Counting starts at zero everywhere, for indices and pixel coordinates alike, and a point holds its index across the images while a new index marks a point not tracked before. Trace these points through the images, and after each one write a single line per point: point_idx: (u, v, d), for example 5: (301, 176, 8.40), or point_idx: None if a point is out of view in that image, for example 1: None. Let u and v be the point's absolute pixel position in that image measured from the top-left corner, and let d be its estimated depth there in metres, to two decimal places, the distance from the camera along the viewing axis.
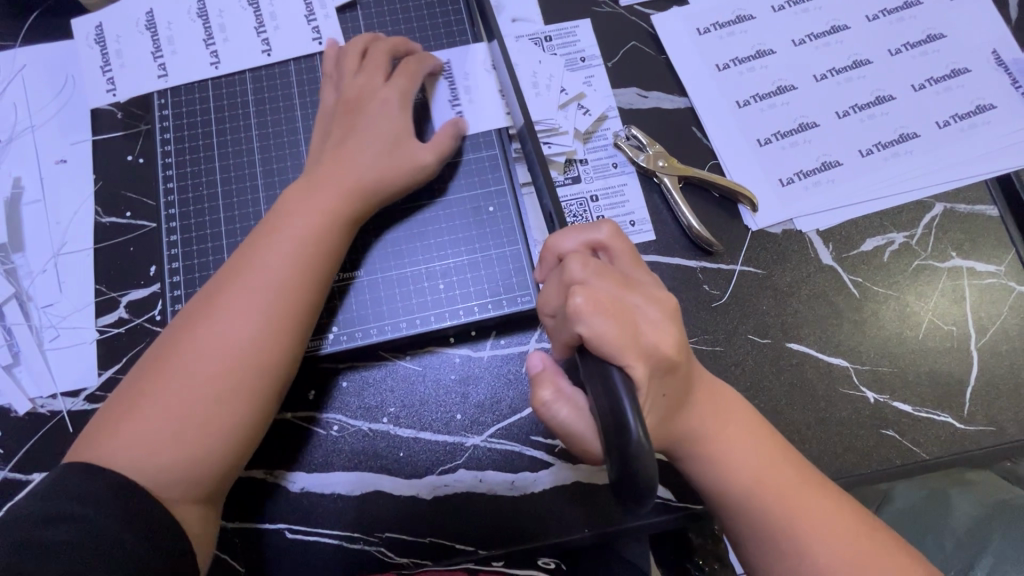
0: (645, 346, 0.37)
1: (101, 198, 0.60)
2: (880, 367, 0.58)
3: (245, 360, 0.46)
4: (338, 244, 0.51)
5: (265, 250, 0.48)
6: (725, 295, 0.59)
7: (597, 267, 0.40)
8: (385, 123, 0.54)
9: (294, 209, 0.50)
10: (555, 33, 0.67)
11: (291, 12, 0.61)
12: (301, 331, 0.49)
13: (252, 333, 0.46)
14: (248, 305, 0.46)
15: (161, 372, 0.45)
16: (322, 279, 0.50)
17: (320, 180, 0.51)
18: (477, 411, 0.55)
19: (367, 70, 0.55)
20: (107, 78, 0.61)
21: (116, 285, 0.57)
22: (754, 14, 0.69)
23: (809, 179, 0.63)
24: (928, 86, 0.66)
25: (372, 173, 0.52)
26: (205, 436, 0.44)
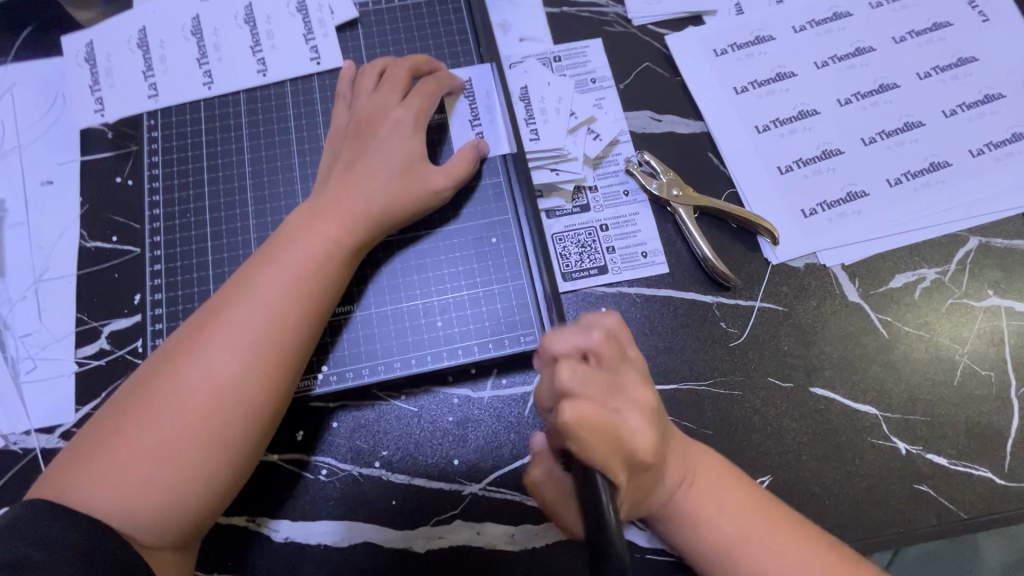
0: (627, 460, 0.34)
1: (87, 222, 0.57)
2: (911, 416, 0.53)
3: (233, 396, 0.41)
4: (341, 271, 0.47)
5: (263, 273, 0.44)
6: (743, 333, 0.55)
7: (586, 375, 0.35)
8: (397, 146, 0.51)
9: (297, 231, 0.46)
10: (564, 54, 0.64)
11: (289, 31, 0.59)
12: (297, 364, 0.44)
13: (243, 366, 0.42)
14: (243, 333, 0.42)
15: (140, 403, 0.40)
16: (323, 308, 0.46)
17: (326, 203, 0.48)
18: (476, 456, 0.51)
19: (383, 90, 0.53)
20: (97, 98, 0.58)
21: (99, 314, 0.54)
22: (774, 34, 0.66)
23: (834, 211, 0.59)
24: (959, 112, 0.62)
25: (382, 200, 0.49)
26: (184, 478, 0.40)
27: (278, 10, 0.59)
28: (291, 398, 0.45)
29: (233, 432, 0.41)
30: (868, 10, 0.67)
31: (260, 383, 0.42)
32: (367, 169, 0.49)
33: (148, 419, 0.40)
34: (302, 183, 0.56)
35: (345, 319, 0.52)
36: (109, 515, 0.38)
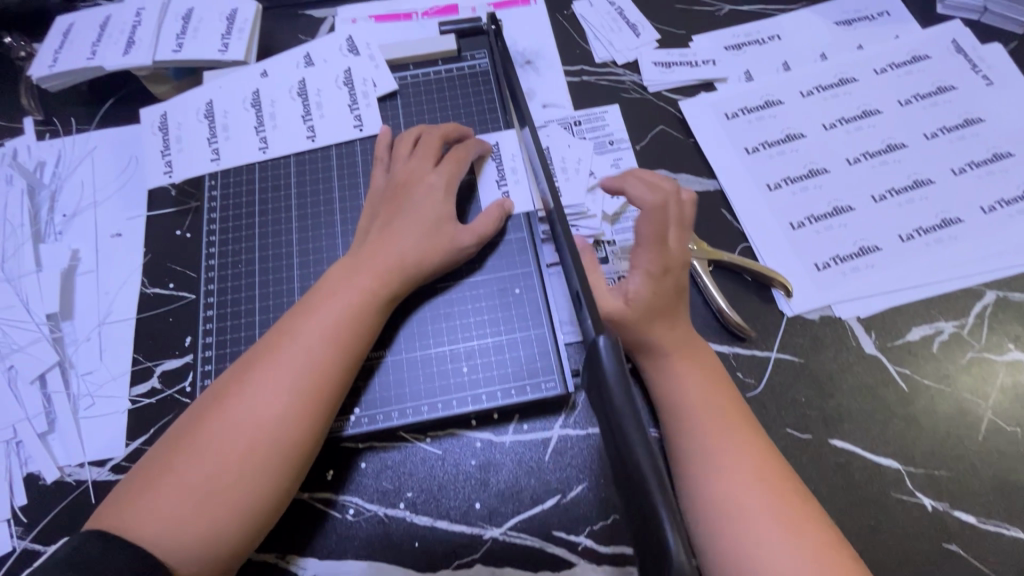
0: (668, 283, 0.52)
1: (149, 270, 0.63)
2: (936, 470, 0.53)
3: (273, 434, 0.44)
4: (376, 318, 0.51)
5: (307, 320, 0.49)
6: (760, 384, 0.56)
7: (682, 215, 0.54)
8: (430, 207, 0.55)
9: (337, 283, 0.51)
10: (584, 118, 0.69)
11: (336, 102, 0.66)
12: (332, 407, 0.47)
13: (284, 406, 0.45)
14: (286, 375, 0.46)
15: (190, 439, 0.44)
16: (358, 354, 0.49)
17: (365, 257, 0.52)
18: (497, 500, 0.52)
19: (418, 155, 0.58)
20: (166, 161, 0.66)
21: (153, 355, 0.59)
22: (783, 98, 0.70)
23: (847, 265, 0.61)
24: (969, 170, 0.64)
25: (417, 258, 0.53)
26: (225, 512, 0.42)
27: (327, 83, 0.67)
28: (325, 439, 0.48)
29: (272, 471, 0.44)
30: (873, 75, 0.71)
31: (298, 424, 0.45)
32: (402, 228, 0.54)
33: (196, 455, 0.43)
34: (343, 237, 0.61)
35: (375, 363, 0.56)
36: (155, 546, 0.41)
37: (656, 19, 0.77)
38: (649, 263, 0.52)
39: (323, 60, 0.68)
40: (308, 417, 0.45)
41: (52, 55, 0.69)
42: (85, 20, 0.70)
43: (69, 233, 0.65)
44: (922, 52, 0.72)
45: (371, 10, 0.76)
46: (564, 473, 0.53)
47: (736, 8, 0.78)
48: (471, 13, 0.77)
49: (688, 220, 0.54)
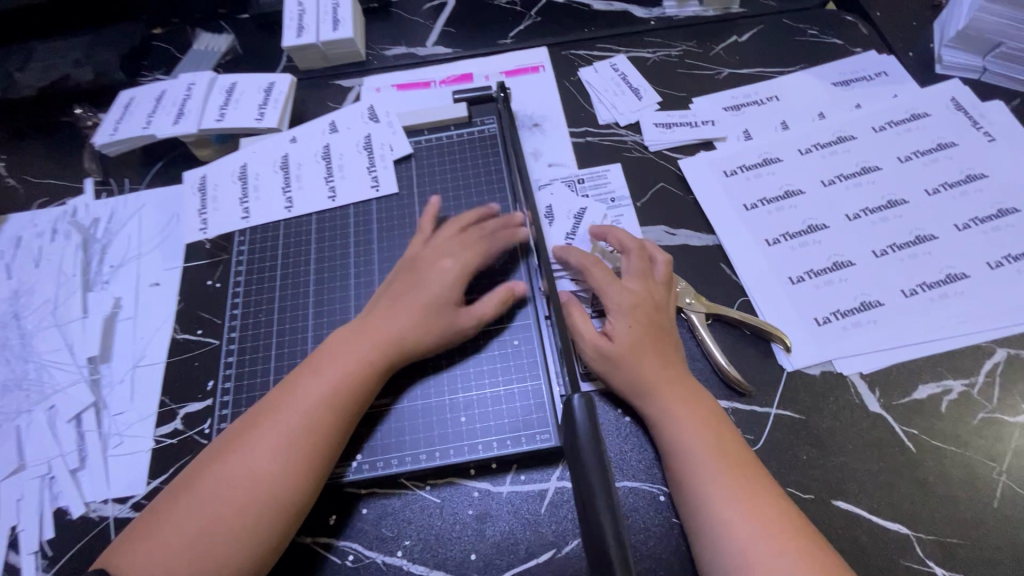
0: (636, 324, 0.56)
1: (181, 318, 0.68)
2: (948, 537, 0.51)
3: (264, 491, 0.48)
4: (370, 387, 0.54)
5: (307, 383, 0.53)
6: (760, 440, 0.56)
7: (644, 264, 0.60)
8: (448, 284, 0.59)
9: (339, 347, 0.55)
10: (587, 176, 0.73)
11: (357, 165, 0.72)
12: (319, 471, 0.50)
13: (277, 464, 0.49)
14: (280, 437, 0.50)
15: (188, 491, 0.48)
16: (349, 420, 0.52)
17: (371, 324, 0.56)
18: (493, 551, 0.53)
19: (446, 237, 0.63)
20: (202, 219, 0.72)
21: (178, 398, 0.63)
22: (781, 156, 0.72)
23: (848, 320, 0.61)
24: (973, 226, 0.64)
25: (421, 331, 0.56)
26: (211, 564, 0.45)
27: (349, 148, 0.73)
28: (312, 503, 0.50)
29: (260, 525, 0.47)
30: (871, 133, 0.72)
31: (288, 482, 0.48)
32: (415, 303, 0.57)
33: (192, 507, 0.47)
34: (356, 289, 0.65)
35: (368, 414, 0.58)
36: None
37: (658, 82, 0.81)
38: (619, 304, 0.57)
39: (347, 127, 0.75)
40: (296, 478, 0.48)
41: (113, 125, 0.77)
42: (143, 95, 0.80)
43: (113, 282, 0.71)
44: (921, 110, 0.73)
45: (394, 79, 0.84)
46: (559, 526, 0.53)
47: (736, 71, 0.81)
48: (484, 80, 0.84)
49: (654, 272, 0.60)
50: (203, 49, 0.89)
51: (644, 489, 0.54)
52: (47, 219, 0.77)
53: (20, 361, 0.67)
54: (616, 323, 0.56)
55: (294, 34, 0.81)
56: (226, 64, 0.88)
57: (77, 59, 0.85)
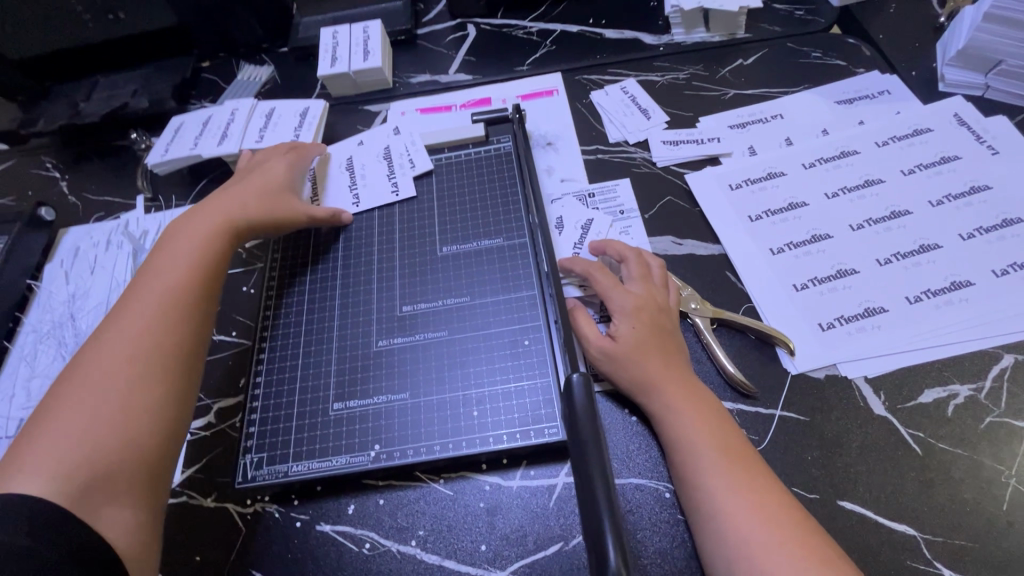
0: (638, 324, 0.59)
1: (217, 320, 0.73)
2: (954, 539, 0.51)
3: (137, 363, 0.54)
4: (219, 249, 0.66)
5: (163, 262, 0.63)
6: (765, 440, 0.57)
7: (644, 272, 0.63)
8: (238, 192, 0.71)
9: (179, 246, 0.64)
10: (598, 191, 0.77)
11: (377, 174, 0.78)
12: (189, 315, 0.59)
13: (143, 341, 0.56)
14: (145, 295, 0.59)
15: (58, 407, 0.52)
16: (210, 276, 0.63)
17: (193, 219, 0.68)
18: (502, 543, 0.55)
19: (267, 152, 0.78)
20: None
21: (212, 393, 0.67)
22: (785, 170, 0.75)
23: (852, 325, 0.62)
24: (978, 235, 0.65)
25: (250, 215, 0.69)
26: (115, 437, 0.50)
27: (370, 159, 0.80)
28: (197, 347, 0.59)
29: (152, 386, 0.54)
30: (875, 147, 0.75)
31: (164, 330, 0.57)
32: (224, 208, 0.69)
33: (69, 410, 0.51)
34: (378, 292, 0.69)
35: (282, 340, 0.67)
36: (51, 492, 0.46)
37: (666, 104, 0.85)
38: (625, 308, 0.60)
39: (370, 140, 0.82)
40: (165, 319, 0.58)
41: (164, 147, 0.85)
42: (192, 120, 0.88)
43: None
44: (924, 126, 0.75)
45: (418, 104, 0.90)
46: (566, 521, 0.55)
47: (741, 91, 0.85)
48: (502, 103, 0.89)
49: (655, 279, 0.63)
50: (247, 79, 0.98)
51: (649, 485, 0.56)
52: (102, 231, 0.84)
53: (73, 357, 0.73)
54: (621, 326, 0.59)
55: (329, 64, 0.89)
56: (266, 93, 0.96)
57: (136, 89, 0.94)
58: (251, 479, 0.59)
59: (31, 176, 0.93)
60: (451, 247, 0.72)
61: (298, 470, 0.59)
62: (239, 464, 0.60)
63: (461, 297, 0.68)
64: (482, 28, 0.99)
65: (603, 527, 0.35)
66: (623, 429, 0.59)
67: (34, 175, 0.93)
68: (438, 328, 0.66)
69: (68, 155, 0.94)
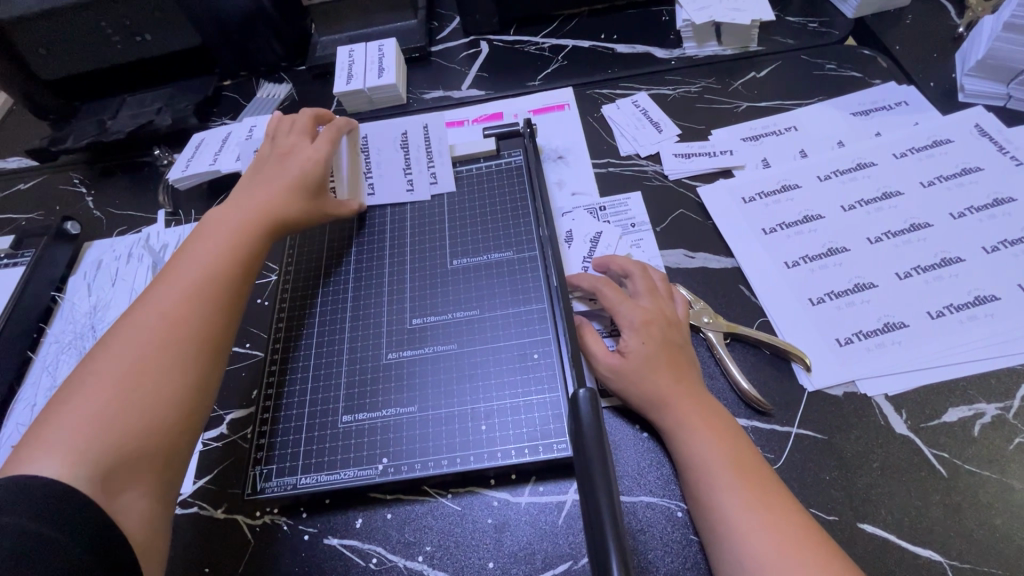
0: (648, 337, 0.58)
1: None
2: (984, 566, 0.48)
3: (165, 355, 0.54)
4: (253, 242, 0.65)
5: (198, 248, 0.63)
6: (781, 459, 0.55)
7: (651, 287, 0.63)
8: (273, 184, 0.70)
9: (214, 235, 0.64)
10: (609, 204, 0.77)
11: (393, 167, 0.79)
12: (218, 308, 0.59)
13: (172, 331, 0.56)
14: (179, 282, 0.59)
15: (82, 386, 0.52)
16: (241, 267, 0.63)
17: (230, 206, 0.68)
18: (510, 561, 0.54)
19: (303, 134, 0.76)
20: None
21: (226, 404, 0.68)
22: (800, 183, 0.74)
23: (871, 340, 0.60)
24: (1002, 248, 0.63)
25: (282, 211, 0.68)
26: (135, 427, 0.51)
27: (387, 144, 0.80)
28: (223, 341, 0.59)
29: (176, 380, 0.54)
30: (893, 159, 0.73)
31: (193, 321, 0.57)
32: (259, 201, 0.68)
33: (93, 393, 0.51)
34: (389, 305, 0.70)
35: (294, 352, 0.68)
36: (69, 475, 0.46)
37: (678, 117, 0.85)
38: (634, 323, 0.59)
39: (387, 123, 0.82)
40: (195, 310, 0.57)
41: (185, 163, 0.88)
42: (212, 137, 0.90)
43: None
44: (943, 137, 0.74)
45: None
46: (575, 539, 0.54)
47: (754, 104, 0.85)
48: (513, 118, 0.90)
49: (662, 294, 0.63)
50: (266, 97, 1.01)
51: (661, 504, 0.54)
52: (125, 245, 0.87)
53: None
54: (630, 340, 0.58)
55: (345, 81, 0.91)
56: (284, 110, 0.99)
57: (160, 108, 0.97)
58: (261, 491, 0.59)
59: (59, 192, 0.96)
60: (462, 261, 0.72)
61: (307, 482, 0.59)
62: (249, 475, 0.60)
63: (471, 310, 0.68)
64: (494, 44, 1.01)
65: (608, 541, 0.34)
66: (633, 446, 0.58)
67: (62, 191, 0.96)
68: (448, 341, 0.66)
69: (94, 172, 0.98)
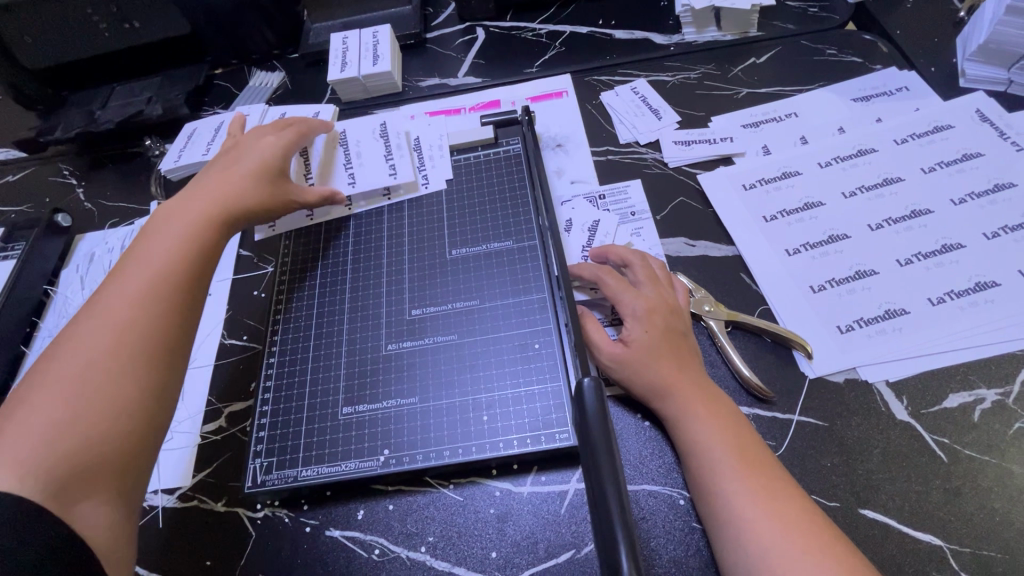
0: (651, 327, 0.58)
1: (229, 325, 0.73)
2: (985, 551, 0.49)
3: (118, 358, 0.52)
4: (206, 237, 0.63)
5: (149, 247, 0.60)
6: (783, 446, 0.56)
7: (651, 276, 0.62)
8: (233, 179, 0.68)
9: (169, 232, 0.62)
10: (608, 192, 0.76)
11: (374, 155, 0.78)
12: (172, 305, 0.57)
13: (127, 330, 0.54)
14: (129, 283, 0.57)
15: (32, 395, 0.50)
16: (195, 263, 0.60)
17: (181, 204, 0.66)
18: (512, 551, 0.54)
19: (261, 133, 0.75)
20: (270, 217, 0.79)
21: (223, 397, 0.68)
22: (800, 170, 0.73)
23: (872, 328, 0.60)
24: (1003, 234, 0.63)
25: (242, 203, 0.67)
26: (91, 432, 0.49)
27: (365, 135, 0.80)
28: (180, 339, 0.57)
29: (135, 378, 0.52)
30: (893, 145, 0.73)
31: (145, 321, 0.55)
32: (218, 194, 0.66)
33: (47, 400, 0.49)
34: (387, 296, 0.69)
35: (291, 342, 0.68)
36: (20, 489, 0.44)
37: (678, 104, 0.84)
38: (639, 312, 0.59)
39: (365, 119, 0.82)
40: (146, 309, 0.55)
41: (177, 153, 0.86)
42: (205, 126, 0.89)
43: None
44: (944, 123, 0.73)
45: (428, 107, 0.90)
46: (577, 528, 0.54)
47: (755, 90, 0.84)
48: (511, 105, 0.89)
49: (664, 283, 0.62)
50: (259, 85, 0.99)
51: (663, 493, 0.54)
52: (118, 236, 0.85)
53: None
54: (633, 331, 0.58)
55: (339, 69, 0.89)
56: (277, 98, 0.97)
57: (151, 97, 0.95)
58: (262, 484, 0.59)
59: (50, 184, 0.95)
60: (460, 251, 0.71)
61: (308, 475, 0.59)
62: (249, 468, 0.60)
63: (470, 301, 0.67)
64: (491, 31, 0.99)
65: (617, 533, 0.34)
66: (636, 434, 0.58)
67: (53, 183, 0.95)
68: (447, 331, 0.65)
69: (85, 163, 0.96)
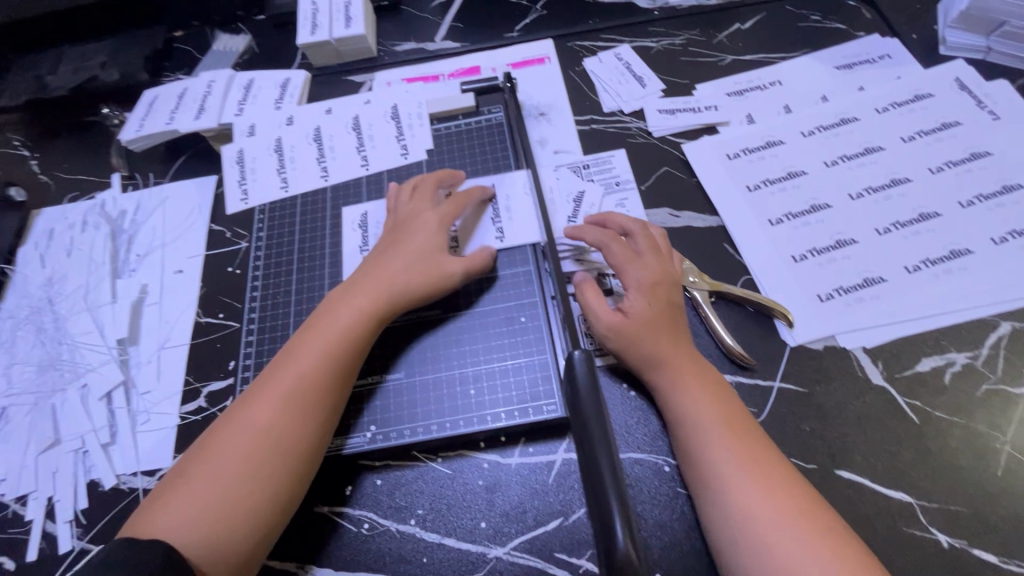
0: (656, 301, 0.57)
1: (203, 303, 0.71)
2: (951, 506, 0.51)
3: (259, 463, 0.50)
4: (364, 337, 0.58)
5: (308, 335, 0.57)
6: (764, 412, 0.57)
7: (652, 246, 0.61)
8: (397, 260, 0.61)
9: (335, 321, 0.58)
10: (592, 162, 0.75)
11: (385, 136, 0.77)
12: (318, 420, 0.53)
13: (271, 437, 0.51)
14: (286, 380, 0.54)
15: (189, 473, 0.50)
16: (346, 370, 0.56)
17: (364, 281, 0.60)
18: (502, 521, 0.54)
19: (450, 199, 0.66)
20: (242, 190, 0.77)
21: (201, 376, 0.66)
22: (783, 139, 0.73)
23: (850, 296, 0.61)
24: (977, 203, 0.64)
25: (405, 294, 0.60)
26: (226, 532, 0.48)
27: (377, 119, 0.79)
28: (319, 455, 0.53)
29: (270, 480, 0.50)
30: (875, 114, 0.73)
31: (290, 431, 0.52)
32: (382, 278, 0.60)
33: (203, 474, 0.50)
34: None
35: (271, 322, 0.67)
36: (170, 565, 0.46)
37: (662, 71, 0.82)
38: (641, 283, 0.58)
39: (373, 102, 0.81)
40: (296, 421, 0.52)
41: (138, 122, 0.81)
42: (167, 93, 0.84)
43: (140, 270, 0.74)
44: (924, 91, 0.74)
45: (405, 73, 0.87)
46: (565, 496, 0.55)
47: (739, 58, 0.82)
48: (492, 72, 0.86)
49: (663, 253, 0.62)
50: (223, 49, 0.93)
51: (648, 460, 0.55)
52: (78, 211, 0.81)
53: (54, 343, 0.70)
54: (634, 302, 0.57)
55: (308, 31, 0.85)
56: (244, 63, 0.92)
57: (105, 61, 0.89)
58: None
59: None
60: None
61: None
62: None
63: None
64: None
65: (609, 503, 0.34)
66: (622, 404, 0.58)
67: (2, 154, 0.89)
68: (432, 306, 0.65)
69: (37, 133, 0.90)
